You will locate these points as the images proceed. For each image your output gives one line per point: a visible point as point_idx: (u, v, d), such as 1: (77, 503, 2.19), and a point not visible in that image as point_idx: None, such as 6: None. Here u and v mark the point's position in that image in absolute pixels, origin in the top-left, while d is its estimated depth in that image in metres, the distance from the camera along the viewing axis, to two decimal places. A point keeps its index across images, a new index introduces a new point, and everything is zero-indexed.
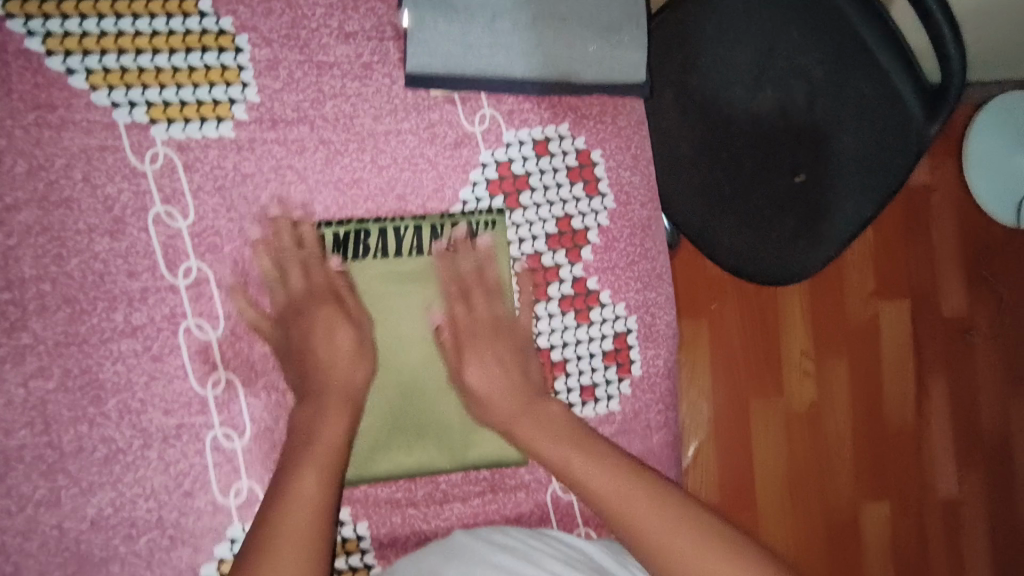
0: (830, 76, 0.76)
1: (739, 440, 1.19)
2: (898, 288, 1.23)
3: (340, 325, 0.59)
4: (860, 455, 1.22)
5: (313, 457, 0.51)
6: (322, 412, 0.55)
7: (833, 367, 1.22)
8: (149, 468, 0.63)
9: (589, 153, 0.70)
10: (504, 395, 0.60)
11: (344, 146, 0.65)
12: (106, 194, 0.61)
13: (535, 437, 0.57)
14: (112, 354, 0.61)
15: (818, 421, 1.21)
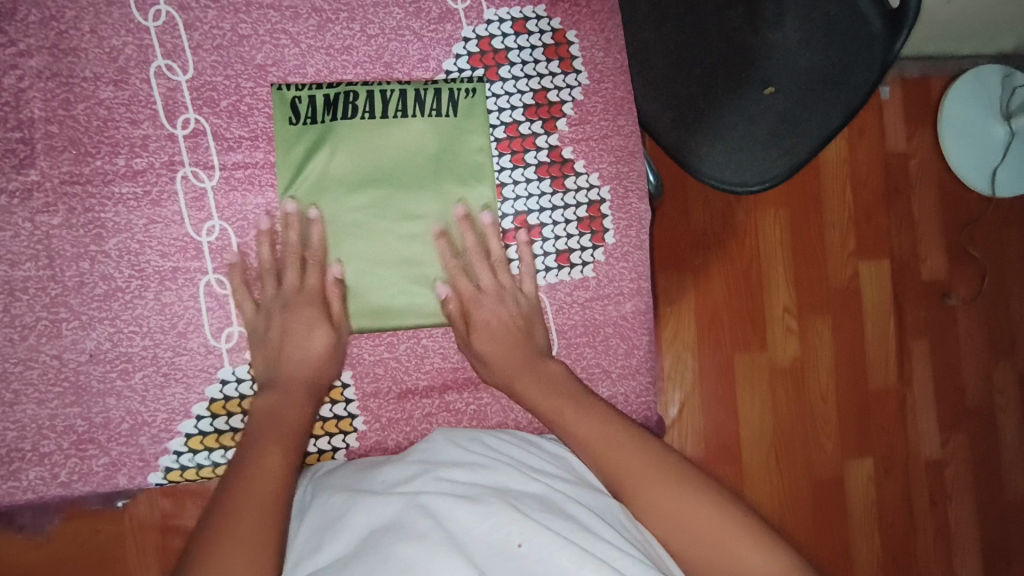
0: None
1: (725, 394, 1.28)
2: (877, 250, 1.34)
3: (320, 328, 0.66)
4: (842, 412, 1.32)
5: (274, 434, 0.59)
6: (294, 405, 0.63)
7: (814, 325, 1.31)
8: (145, 308, 0.66)
9: (564, 33, 0.75)
10: (509, 354, 0.69)
11: (335, 15, 0.70)
12: (112, 46, 0.65)
13: (538, 392, 0.66)
14: (113, 196, 0.65)
15: (801, 379, 1.31)
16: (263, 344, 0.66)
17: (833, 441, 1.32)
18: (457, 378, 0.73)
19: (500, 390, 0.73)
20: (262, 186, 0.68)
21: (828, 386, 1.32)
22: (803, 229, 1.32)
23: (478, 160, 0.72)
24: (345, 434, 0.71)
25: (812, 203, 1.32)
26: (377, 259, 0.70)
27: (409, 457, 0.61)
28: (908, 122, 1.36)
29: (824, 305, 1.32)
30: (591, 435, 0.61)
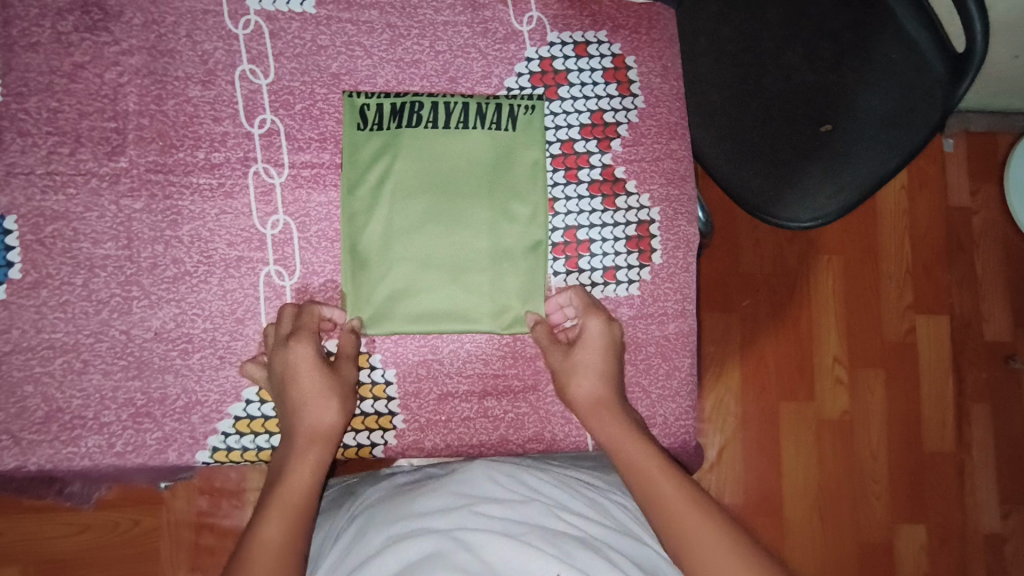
0: (858, 40, 0.87)
1: (767, 443, 1.24)
2: (935, 304, 1.30)
3: (313, 401, 0.64)
4: (894, 475, 1.27)
5: (279, 500, 0.57)
6: (312, 467, 0.61)
7: (865, 378, 1.27)
8: (208, 292, 0.70)
9: (623, 58, 0.78)
10: (599, 397, 0.68)
11: (407, 31, 0.74)
12: (204, 50, 0.71)
13: (615, 440, 0.64)
14: (191, 186, 0.70)
15: (849, 434, 1.26)
16: (278, 397, 0.65)
17: (882, 504, 1.26)
18: (496, 385, 0.74)
19: (539, 401, 0.74)
20: (326, 185, 0.72)
21: (878, 444, 1.27)
22: (857, 280, 1.29)
23: (531, 173, 0.74)
24: (384, 431, 0.72)
25: (866, 251, 1.30)
26: (429, 265, 0.72)
27: (447, 485, 0.60)
28: (972, 175, 1.33)
29: (876, 358, 1.28)
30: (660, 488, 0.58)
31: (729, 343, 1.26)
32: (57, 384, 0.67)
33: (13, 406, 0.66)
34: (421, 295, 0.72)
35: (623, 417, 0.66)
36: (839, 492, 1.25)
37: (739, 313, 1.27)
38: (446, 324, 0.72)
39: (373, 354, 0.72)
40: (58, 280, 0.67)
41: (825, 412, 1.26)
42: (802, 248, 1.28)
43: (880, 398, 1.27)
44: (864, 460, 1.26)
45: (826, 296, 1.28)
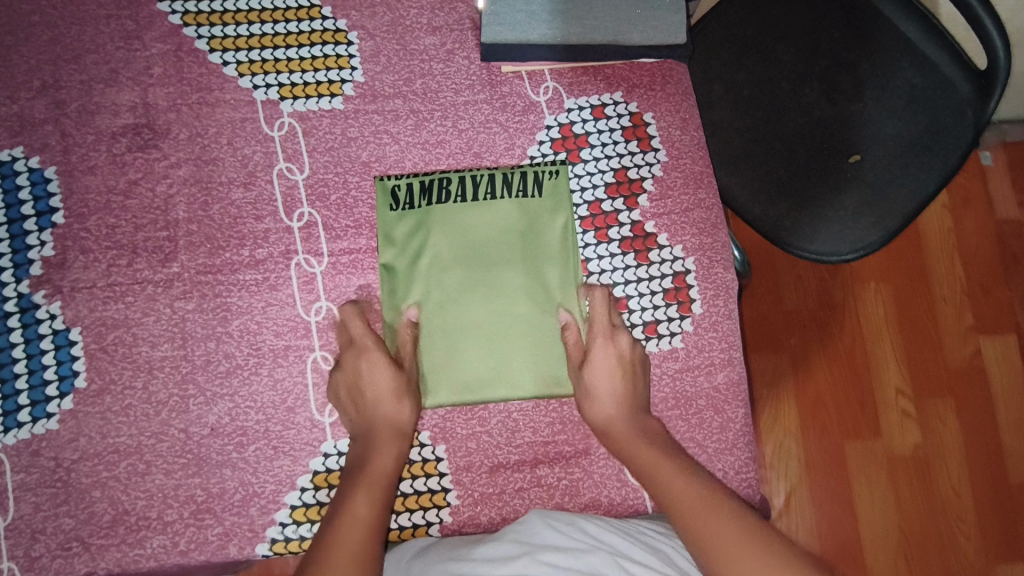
0: (876, 70, 0.93)
1: (838, 487, 1.18)
2: (999, 321, 1.24)
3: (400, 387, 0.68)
4: (983, 511, 1.18)
5: (365, 480, 0.63)
6: (394, 451, 0.66)
7: (934, 408, 1.21)
8: (260, 383, 0.71)
9: (641, 115, 0.79)
10: (614, 402, 0.68)
11: (430, 115, 0.78)
12: (244, 154, 0.75)
13: (637, 453, 0.65)
14: (239, 282, 0.73)
15: (925, 469, 1.19)
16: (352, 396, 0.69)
17: (974, 543, 1.17)
18: (547, 452, 0.73)
19: (591, 465, 0.72)
20: (365, 269, 0.74)
21: (959, 478, 1.19)
22: (910, 306, 1.25)
23: (559, 237, 0.75)
24: (439, 509, 0.71)
25: (915, 275, 1.26)
26: (470, 335, 0.73)
27: (505, 535, 0.63)
28: (1018, 186, 1.29)
29: (944, 386, 1.22)
30: (702, 507, 0.58)
31: (782, 382, 1.22)
32: (123, 486, 0.69)
33: (82, 512, 0.68)
34: (471, 363, 0.72)
35: (641, 419, 0.68)
36: (923, 534, 1.17)
37: (789, 350, 1.23)
38: (496, 392, 0.72)
39: (422, 432, 0.72)
40: (120, 384, 0.70)
41: (895, 447, 1.20)
42: (847, 277, 1.25)
43: (952, 428, 1.20)
44: (945, 496, 1.18)
45: (879, 325, 1.24)
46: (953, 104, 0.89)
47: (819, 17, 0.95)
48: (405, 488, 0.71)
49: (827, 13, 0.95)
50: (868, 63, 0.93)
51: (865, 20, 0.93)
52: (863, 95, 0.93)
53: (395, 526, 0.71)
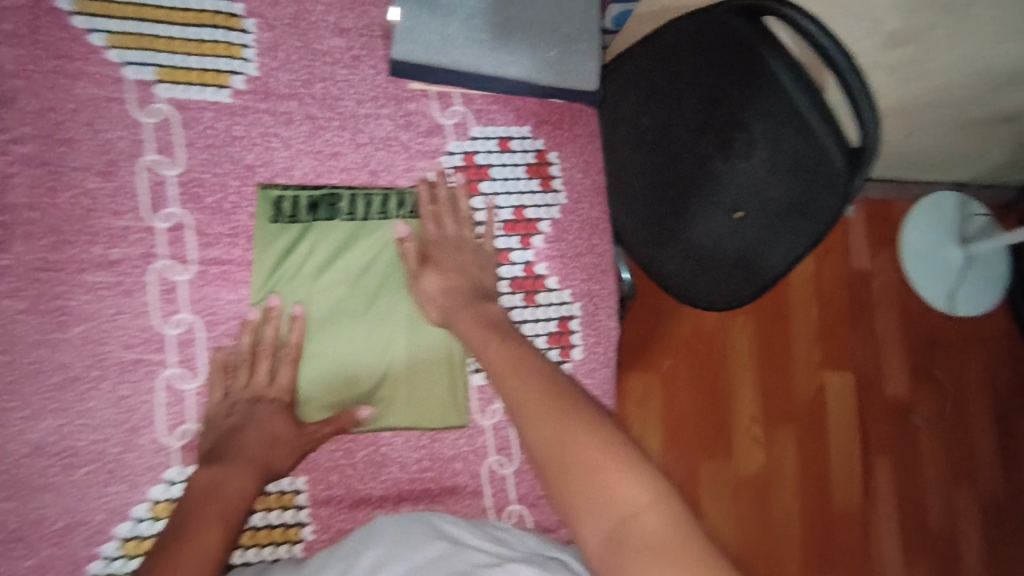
0: (766, 129, 0.88)
1: (689, 502, 1.30)
2: (841, 363, 1.39)
3: (279, 423, 0.65)
4: (806, 531, 1.34)
5: (211, 515, 0.58)
6: (246, 490, 0.61)
7: (779, 437, 1.35)
8: (100, 400, 0.64)
9: (546, 153, 0.79)
10: (455, 290, 0.68)
11: (327, 123, 0.73)
12: (106, 138, 0.67)
13: (474, 337, 0.62)
14: (85, 283, 0.64)
15: (764, 489, 1.33)
16: (223, 429, 0.64)
17: (797, 558, 1.33)
18: (413, 490, 0.71)
19: (455, 504, 0.72)
20: (237, 283, 0.69)
21: (792, 500, 1.34)
22: (771, 342, 1.37)
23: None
24: (292, 545, 0.67)
25: (778, 316, 1.38)
26: (347, 358, 0.71)
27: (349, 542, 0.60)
28: (871, 242, 1.45)
29: (789, 417, 1.36)
30: (520, 379, 0.54)
31: (652, 402, 1.31)
32: None
33: None
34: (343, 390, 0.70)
35: (487, 305, 0.66)
36: (757, 548, 1.31)
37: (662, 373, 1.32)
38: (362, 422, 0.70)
39: None
40: None
41: (742, 469, 1.33)
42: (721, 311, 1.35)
43: (792, 455, 1.35)
44: (778, 515, 1.33)
45: (742, 357, 1.36)
46: (828, 174, 0.85)
47: (716, 71, 0.92)
48: (257, 520, 0.67)
49: (722, 66, 0.91)
50: (762, 123, 0.89)
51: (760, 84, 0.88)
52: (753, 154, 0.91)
53: (237, 561, 0.66)
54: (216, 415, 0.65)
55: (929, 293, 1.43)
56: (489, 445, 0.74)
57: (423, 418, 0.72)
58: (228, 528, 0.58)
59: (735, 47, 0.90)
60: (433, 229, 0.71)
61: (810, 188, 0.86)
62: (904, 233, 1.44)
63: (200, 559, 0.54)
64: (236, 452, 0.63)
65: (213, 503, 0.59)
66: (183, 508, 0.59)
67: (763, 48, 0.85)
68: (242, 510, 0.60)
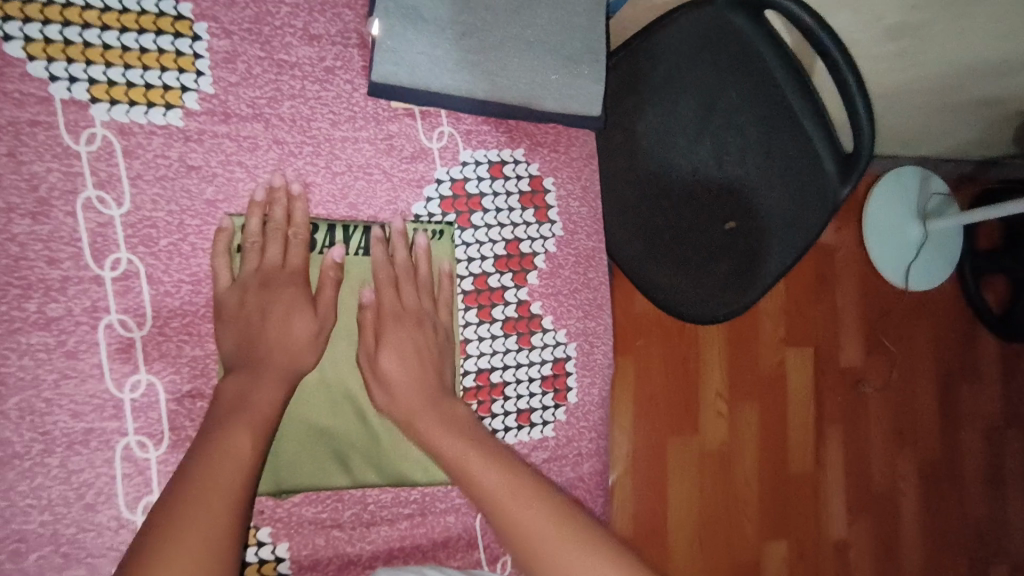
0: (762, 136, 0.85)
1: (656, 479, 1.32)
2: (805, 340, 1.43)
3: (300, 313, 0.59)
4: (764, 498, 1.39)
5: (246, 413, 0.53)
6: (277, 388, 0.56)
7: (743, 412, 1.37)
8: (48, 477, 0.56)
9: (541, 179, 0.72)
10: (414, 387, 0.60)
11: (299, 148, 0.64)
12: (33, 171, 0.56)
13: (437, 435, 0.58)
14: (19, 346, 0.55)
15: (727, 462, 1.36)
16: (239, 318, 0.58)
17: (754, 527, 1.38)
18: (403, 547, 0.67)
19: (448, 557, 0.68)
20: (202, 336, 0.61)
21: (751, 473, 1.38)
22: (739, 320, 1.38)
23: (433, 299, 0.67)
24: None
25: None
26: (327, 412, 0.63)
27: None
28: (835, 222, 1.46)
29: (755, 392, 1.38)
30: (508, 484, 0.52)
31: (623, 381, 1.32)
32: None
33: None
34: (321, 446, 0.64)
35: (451, 407, 0.60)
36: (717, 519, 1.35)
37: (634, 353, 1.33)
38: (343, 479, 0.65)
39: (260, 527, 0.63)
40: None
41: (709, 444, 1.35)
42: None
43: (754, 428, 1.38)
44: (739, 486, 1.37)
45: (713, 336, 1.36)
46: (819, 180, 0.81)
47: (719, 72, 0.87)
48: None
49: (727, 70, 0.86)
50: (756, 130, 0.85)
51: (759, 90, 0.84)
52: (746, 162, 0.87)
53: None
54: (233, 299, 0.59)
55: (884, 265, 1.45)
56: None
57: (409, 472, 0.67)
58: (262, 431, 0.53)
59: (740, 49, 0.84)
60: (391, 299, 0.63)
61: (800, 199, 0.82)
62: (869, 207, 1.43)
63: (238, 470, 0.48)
64: (258, 346, 0.57)
65: (241, 399, 0.54)
66: (211, 409, 0.54)
67: (760, 50, 0.82)
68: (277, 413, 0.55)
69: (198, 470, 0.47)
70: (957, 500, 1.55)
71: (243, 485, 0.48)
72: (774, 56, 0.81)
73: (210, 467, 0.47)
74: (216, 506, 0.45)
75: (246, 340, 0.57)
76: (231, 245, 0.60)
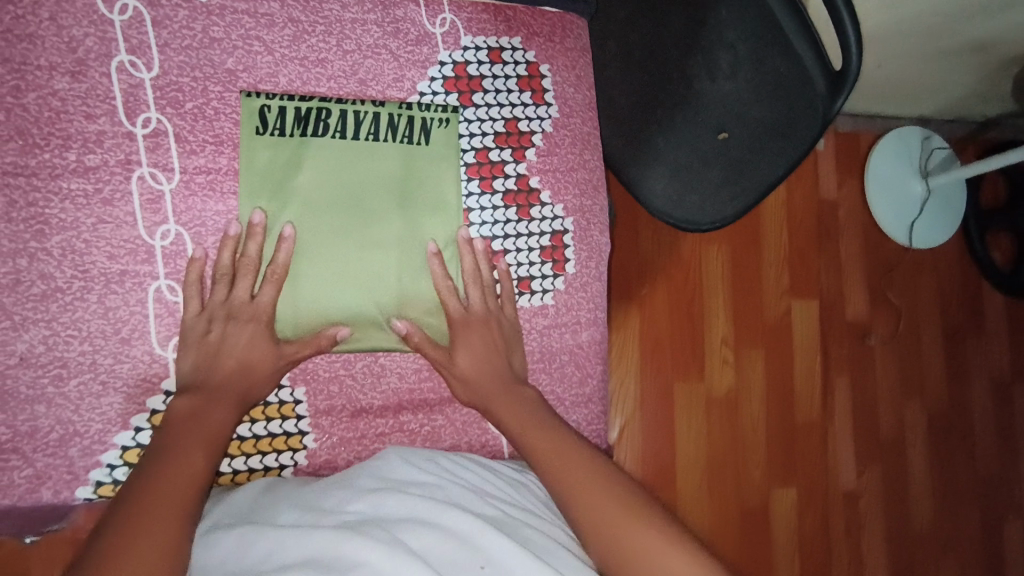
0: (751, 52, 0.89)
1: (663, 424, 1.36)
2: (808, 290, 1.48)
3: (260, 344, 0.64)
4: (770, 442, 1.44)
5: (197, 434, 0.58)
6: (225, 416, 0.60)
7: (749, 359, 1.42)
8: (86, 311, 0.63)
9: (538, 66, 0.77)
10: (488, 375, 0.69)
11: (312, 27, 0.69)
12: (72, 36, 0.62)
13: (508, 415, 0.67)
14: (61, 191, 0.62)
15: (734, 407, 1.41)
16: (202, 344, 0.63)
17: (760, 471, 1.42)
18: (412, 399, 0.72)
19: (454, 413, 0.73)
20: (224, 193, 0.66)
21: (757, 417, 1.43)
22: (743, 265, 1.43)
23: (436, 176, 0.72)
24: (293, 452, 0.68)
25: (750, 242, 1.44)
26: (337, 275, 0.69)
27: (363, 468, 0.64)
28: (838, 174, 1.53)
29: (758, 340, 1.43)
30: (553, 454, 0.62)
31: (629, 327, 1.36)
32: None
33: None
34: (334, 311, 0.69)
35: (520, 389, 0.70)
36: (725, 464, 1.40)
37: (639, 300, 1.37)
38: (353, 342, 0.69)
39: None
40: None
41: (714, 391, 1.40)
42: (697, 240, 1.40)
43: (760, 375, 1.43)
44: (744, 431, 1.42)
45: (716, 281, 1.42)
46: (808, 99, 0.86)
47: None
48: (257, 430, 0.67)
49: None
50: (745, 45, 0.89)
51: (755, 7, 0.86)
52: (736, 75, 0.92)
53: (229, 470, 0.66)
54: (192, 333, 0.63)
55: (883, 217, 1.52)
56: None
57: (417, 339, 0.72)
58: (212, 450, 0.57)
59: None
60: (456, 306, 0.71)
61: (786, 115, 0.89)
62: (871, 160, 1.51)
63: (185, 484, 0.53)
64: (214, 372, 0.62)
65: (194, 416, 0.59)
66: (164, 424, 0.59)
67: None
68: (225, 432, 0.60)
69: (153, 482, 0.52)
70: (965, 448, 1.58)
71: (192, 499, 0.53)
72: None
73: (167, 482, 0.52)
74: (169, 523, 0.50)
75: (204, 371, 0.62)
76: (202, 274, 0.64)
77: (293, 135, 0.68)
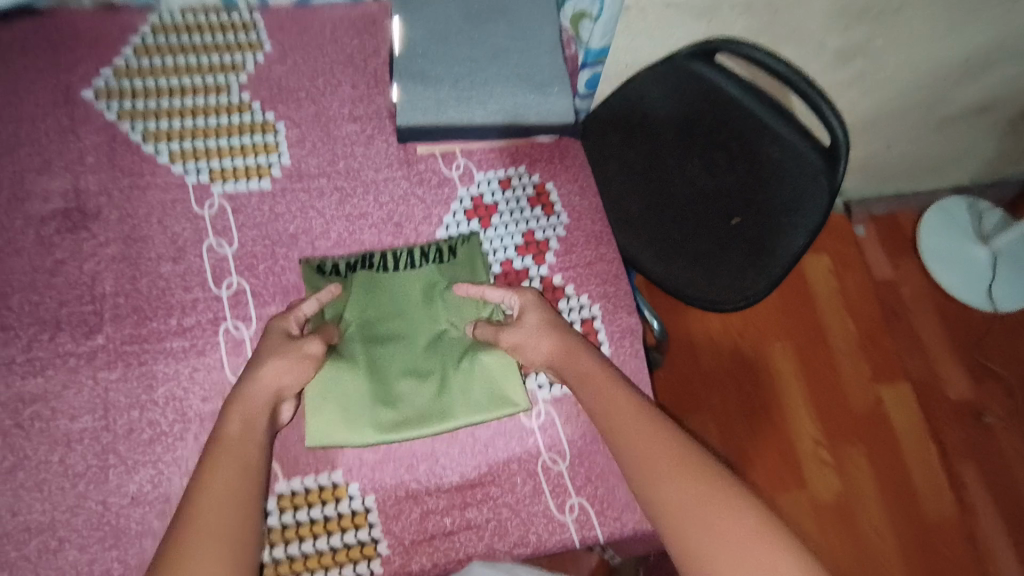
0: (744, 146, 1.05)
1: (802, 530, 1.35)
2: (894, 374, 1.55)
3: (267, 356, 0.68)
4: (900, 543, 1.37)
5: (219, 450, 0.60)
6: (247, 416, 0.64)
7: (849, 454, 1.43)
8: (185, 448, 0.72)
9: (543, 185, 0.90)
10: (585, 373, 0.68)
11: (353, 191, 0.86)
12: (174, 232, 0.80)
13: (614, 418, 0.64)
14: (165, 349, 0.75)
15: (847, 512, 1.38)
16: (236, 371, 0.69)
17: None
18: (474, 495, 0.75)
19: (520, 505, 0.75)
20: None
21: (879, 520, 1.39)
22: (817, 364, 1.52)
23: (474, 276, 0.82)
24: (369, 561, 0.71)
25: (816, 339, 1.54)
26: (392, 375, 0.77)
27: None
28: (891, 256, 1.72)
29: (853, 435, 1.46)
30: (663, 457, 0.59)
31: (715, 438, 1.42)
32: (34, 567, 0.66)
33: None
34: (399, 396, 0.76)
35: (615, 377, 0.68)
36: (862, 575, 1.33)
37: (711, 412, 1.43)
38: (412, 430, 0.74)
39: (350, 485, 0.74)
40: (37, 460, 0.69)
41: (819, 498, 1.39)
42: (756, 342, 1.51)
43: (866, 472, 1.42)
44: (870, 536, 1.36)
45: (789, 379, 1.49)
46: (811, 172, 0.98)
47: (694, 105, 1.08)
48: (334, 543, 0.71)
49: (699, 104, 1.08)
50: (738, 141, 1.06)
51: (745, 112, 1.04)
52: (737, 167, 1.06)
53: None
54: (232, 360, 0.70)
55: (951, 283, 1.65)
56: (539, 445, 0.77)
57: (477, 410, 0.75)
58: (249, 468, 0.60)
59: (706, 88, 1.06)
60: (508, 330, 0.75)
61: (799, 189, 0.99)
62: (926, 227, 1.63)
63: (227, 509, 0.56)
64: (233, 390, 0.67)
65: (213, 441, 0.61)
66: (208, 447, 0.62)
67: (725, 83, 1.05)
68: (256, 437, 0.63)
69: (189, 517, 0.55)
70: None
71: (230, 528, 0.55)
72: (736, 86, 1.04)
73: (200, 512, 0.55)
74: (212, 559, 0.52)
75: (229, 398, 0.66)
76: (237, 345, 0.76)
77: (346, 276, 0.80)
